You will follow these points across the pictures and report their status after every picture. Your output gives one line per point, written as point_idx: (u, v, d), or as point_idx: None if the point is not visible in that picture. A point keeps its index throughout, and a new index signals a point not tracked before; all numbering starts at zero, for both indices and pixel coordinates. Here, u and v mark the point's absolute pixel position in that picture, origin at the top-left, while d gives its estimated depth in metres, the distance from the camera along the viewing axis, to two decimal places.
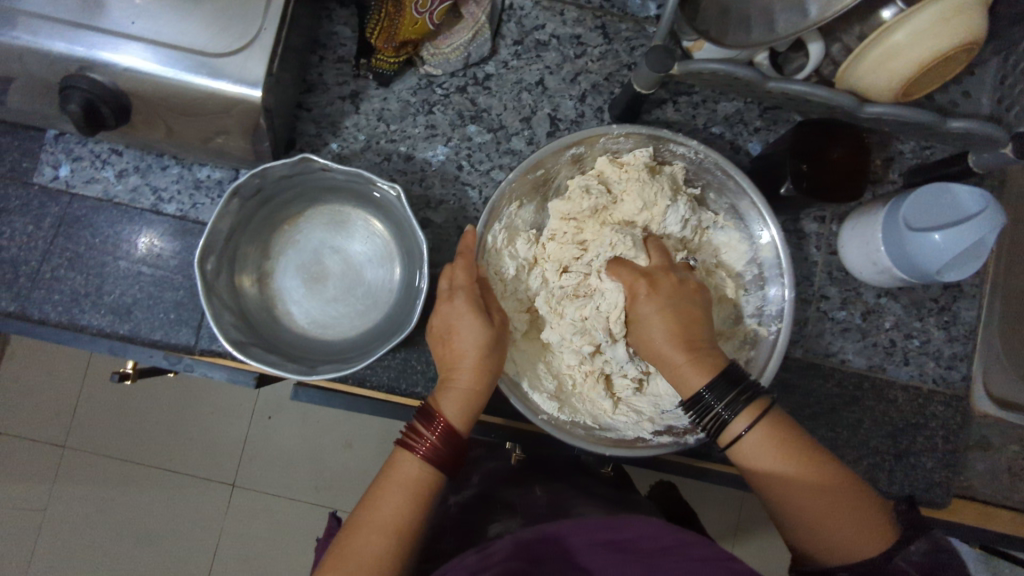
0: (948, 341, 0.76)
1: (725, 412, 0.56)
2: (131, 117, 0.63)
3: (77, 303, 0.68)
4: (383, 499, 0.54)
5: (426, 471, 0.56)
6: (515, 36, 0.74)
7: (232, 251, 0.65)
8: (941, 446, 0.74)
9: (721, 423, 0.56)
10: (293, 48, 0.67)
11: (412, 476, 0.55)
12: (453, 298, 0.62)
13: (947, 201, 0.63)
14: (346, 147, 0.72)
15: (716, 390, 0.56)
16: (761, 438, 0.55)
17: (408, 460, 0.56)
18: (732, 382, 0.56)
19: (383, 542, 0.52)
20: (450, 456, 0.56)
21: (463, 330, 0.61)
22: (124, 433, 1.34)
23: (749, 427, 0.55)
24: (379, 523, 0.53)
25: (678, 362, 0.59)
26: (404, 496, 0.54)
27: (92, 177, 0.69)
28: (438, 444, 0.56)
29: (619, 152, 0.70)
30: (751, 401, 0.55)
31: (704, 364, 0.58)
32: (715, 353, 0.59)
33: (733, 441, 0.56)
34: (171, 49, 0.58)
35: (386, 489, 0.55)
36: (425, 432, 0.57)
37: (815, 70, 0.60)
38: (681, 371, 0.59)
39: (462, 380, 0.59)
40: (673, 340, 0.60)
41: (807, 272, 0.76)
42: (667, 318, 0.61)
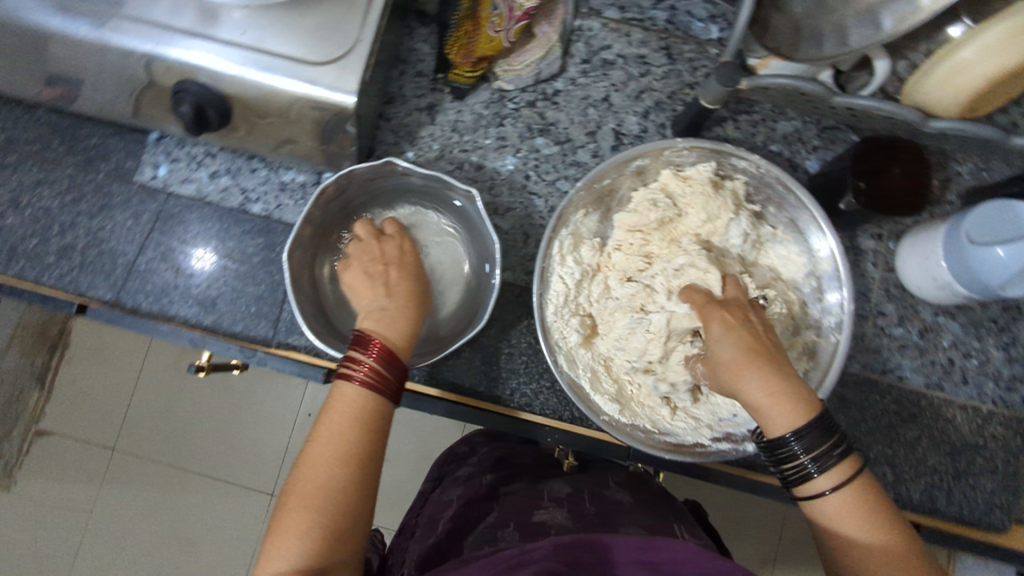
0: (1007, 362, 0.76)
1: (812, 466, 0.52)
2: (231, 120, 0.69)
3: (167, 293, 0.72)
4: (325, 436, 0.50)
5: (368, 397, 0.53)
6: (583, 55, 0.78)
7: (315, 247, 0.69)
8: (1001, 468, 0.74)
9: (805, 476, 0.52)
10: (379, 61, 0.72)
11: (356, 404, 0.52)
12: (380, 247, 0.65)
13: (1010, 218, 0.64)
14: (421, 155, 0.76)
15: (807, 438, 0.52)
16: (847, 500, 0.51)
17: (347, 388, 0.53)
18: (827, 430, 0.52)
19: (336, 470, 0.48)
20: (392, 375, 0.54)
21: (397, 269, 0.62)
22: (175, 435, 1.38)
23: (833, 487, 0.51)
24: (328, 452, 0.49)
25: (763, 395, 0.53)
26: (349, 428, 0.51)
27: (188, 177, 0.74)
28: (380, 368, 0.54)
29: (682, 165, 0.73)
30: (845, 457, 0.52)
31: (792, 396, 0.52)
32: (804, 389, 0.54)
33: (815, 497, 0.52)
34: (275, 58, 0.63)
35: (327, 423, 0.51)
36: (363, 359, 0.54)
37: (880, 87, 0.63)
38: (767, 401, 0.53)
39: (387, 303, 0.59)
40: (752, 361, 0.53)
41: (864, 289, 0.77)
42: (742, 340, 0.55)
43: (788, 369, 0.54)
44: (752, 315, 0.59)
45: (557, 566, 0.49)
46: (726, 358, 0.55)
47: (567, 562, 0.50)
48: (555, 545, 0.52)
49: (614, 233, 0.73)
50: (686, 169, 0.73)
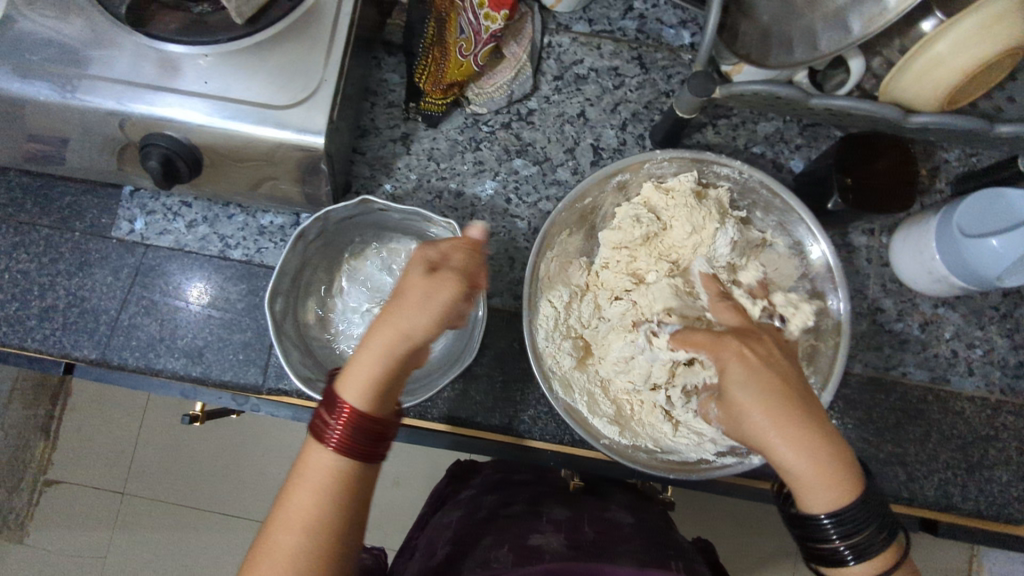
0: (1012, 349, 0.74)
1: (848, 556, 0.48)
2: (202, 170, 0.68)
3: (152, 347, 0.71)
4: (292, 500, 0.46)
5: (339, 463, 0.47)
6: (555, 72, 0.77)
7: (296, 290, 0.68)
8: (1015, 458, 0.72)
9: (841, 560, 0.49)
10: (348, 96, 0.71)
11: (325, 469, 0.47)
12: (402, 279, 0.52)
13: (1001, 205, 0.64)
14: (399, 187, 0.75)
15: (844, 525, 0.47)
16: None
17: (318, 452, 0.48)
18: (867, 518, 0.47)
19: (297, 539, 0.45)
20: (365, 441, 0.48)
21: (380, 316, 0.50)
22: (182, 477, 1.37)
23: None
24: (293, 521, 0.45)
25: (795, 465, 0.48)
26: (318, 494, 0.46)
27: (165, 228, 0.74)
28: (349, 432, 0.47)
29: (663, 176, 0.72)
30: (886, 547, 0.48)
31: (832, 471, 0.47)
32: (849, 459, 0.48)
33: None
34: (242, 105, 0.62)
35: (297, 488, 0.47)
36: (332, 419, 0.48)
37: (857, 85, 0.61)
38: (809, 476, 0.47)
39: (372, 364, 0.49)
40: (787, 427, 0.48)
41: (860, 286, 0.75)
42: (774, 397, 0.49)
43: (829, 429, 0.48)
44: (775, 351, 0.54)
45: None
46: (747, 407, 0.50)
47: None
48: None
49: (600, 252, 0.72)
50: (669, 180, 0.71)
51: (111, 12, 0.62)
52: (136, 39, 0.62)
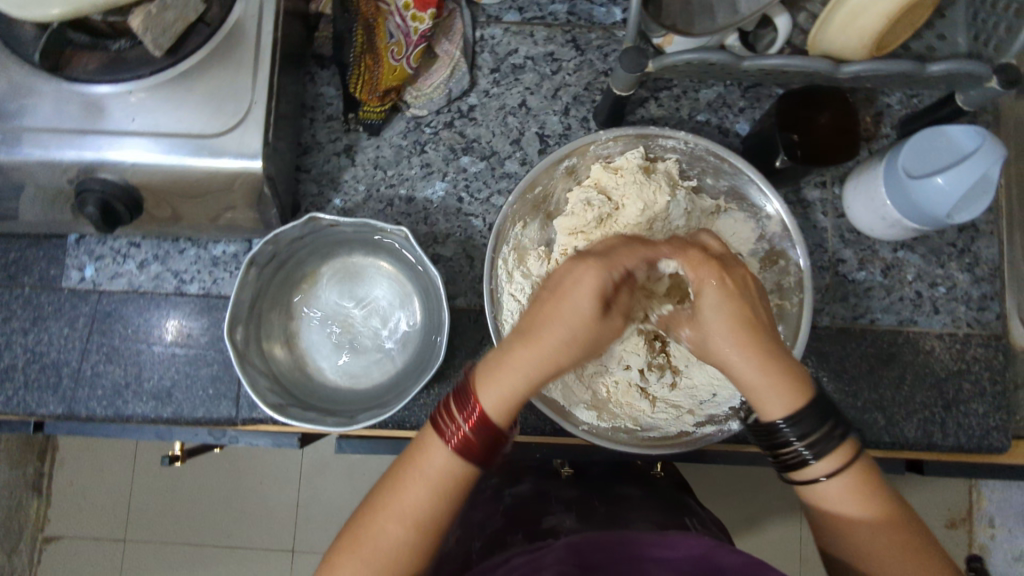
0: (975, 283, 0.75)
1: (806, 452, 0.49)
2: (144, 208, 0.66)
3: (119, 394, 0.70)
4: (406, 495, 0.48)
5: (452, 465, 0.49)
6: (491, 65, 0.76)
7: (256, 318, 0.67)
8: (990, 390, 0.73)
9: (801, 460, 0.49)
10: (283, 115, 0.70)
11: (438, 470, 0.49)
12: (553, 295, 0.52)
13: (942, 143, 0.64)
14: (348, 200, 0.74)
15: (800, 424, 0.48)
16: (846, 487, 0.48)
17: (437, 448, 0.49)
18: (823, 417, 0.48)
19: (403, 533, 0.47)
20: (487, 451, 0.49)
21: (578, 327, 0.50)
22: (181, 518, 1.35)
23: (830, 474, 0.48)
24: (397, 516, 0.47)
25: (757, 380, 0.49)
26: (427, 494, 0.48)
27: (116, 272, 0.72)
28: (472, 438, 0.48)
29: (611, 156, 0.71)
30: (841, 445, 0.48)
31: (784, 379, 0.49)
32: (803, 373, 0.50)
33: (812, 482, 0.49)
34: (174, 138, 0.61)
35: (411, 483, 0.48)
36: (460, 418, 0.49)
37: (787, 41, 0.61)
38: (760, 382, 0.49)
39: (520, 381, 0.49)
40: (737, 334, 0.50)
41: (819, 239, 0.75)
42: (732, 307, 0.51)
43: (789, 360, 0.50)
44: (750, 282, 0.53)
45: None
46: (717, 339, 0.51)
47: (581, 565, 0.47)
48: (567, 549, 0.49)
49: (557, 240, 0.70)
50: (616, 160, 0.71)
51: (26, 59, 0.61)
52: (55, 85, 0.61)
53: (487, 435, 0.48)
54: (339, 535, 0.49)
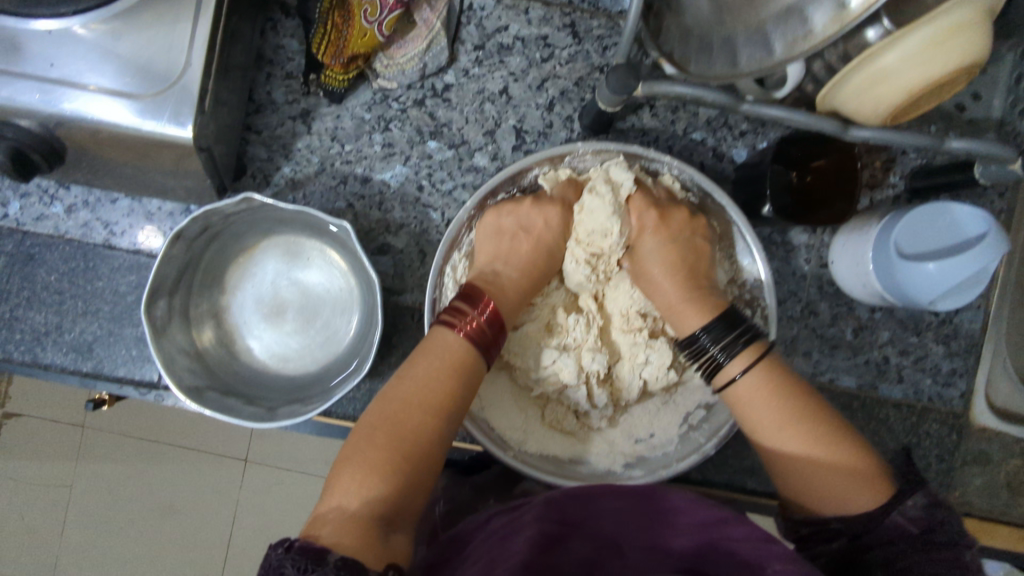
0: (947, 356, 0.72)
1: (720, 354, 0.55)
2: (65, 158, 0.60)
3: (38, 341, 0.67)
4: (424, 377, 0.51)
5: (465, 351, 0.54)
6: (475, 41, 0.68)
7: (183, 289, 0.63)
8: (934, 466, 0.71)
9: (716, 364, 0.55)
10: (234, 68, 0.63)
11: (454, 352, 0.53)
12: (507, 218, 0.63)
13: (943, 223, 0.58)
14: (299, 171, 0.68)
15: (713, 333, 0.56)
16: (756, 386, 0.53)
17: (450, 338, 0.54)
18: (734, 325, 0.56)
19: (427, 417, 0.50)
20: (491, 343, 0.55)
21: (530, 241, 0.63)
22: (111, 428, 1.25)
23: (743, 372, 0.54)
24: (426, 397, 0.50)
25: (675, 300, 0.61)
26: (449, 379, 0.52)
27: (42, 213, 0.68)
28: (484, 329, 0.55)
29: (586, 169, 0.66)
30: (749, 345, 0.54)
31: (699, 302, 0.59)
32: (711, 295, 0.60)
33: (728, 386, 0.55)
34: (94, 93, 0.55)
35: (426, 367, 0.52)
36: (474, 312, 0.55)
37: (797, 87, 0.54)
38: (676, 304, 0.61)
39: (514, 283, 0.61)
40: (668, 272, 0.62)
41: (795, 287, 0.71)
42: (666, 250, 0.62)
43: (699, 282, 0.62)
44: (688, 219, 0.64)
45: (552, 530, 0.45)
46: (650, 266, 0.63)
47: (561, 521, 0.46)
48: (546, 505, 0.48)
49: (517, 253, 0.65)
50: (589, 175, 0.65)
51: None
52: None
53: (498, 327, 0.56)
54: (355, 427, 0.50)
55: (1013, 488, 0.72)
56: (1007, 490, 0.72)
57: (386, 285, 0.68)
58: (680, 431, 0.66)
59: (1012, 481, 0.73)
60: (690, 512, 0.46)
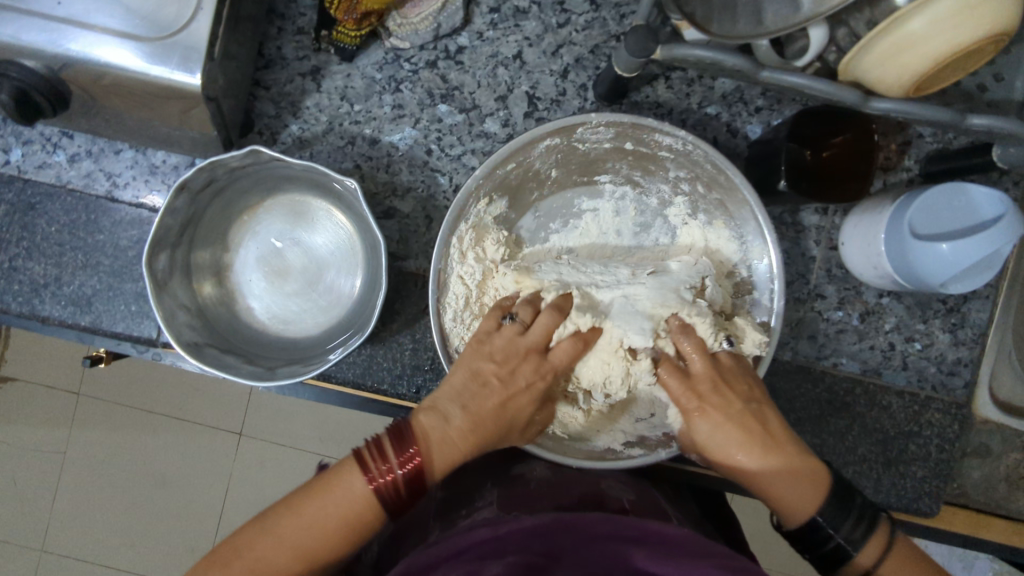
0: (954, 346, 0.71)
1: (823, 521, 0.50)
2: (70, 103, 0.59)
3: (37, 293, 0.66)
4: (314, 524, 0.46)
5: (364, 504, 0.47)
6: (491, 3, 0.67)
7: (186, 244, 0.62)
8: (935, 456, 0.70)
9: (844, 555, 0.49)
10: (245, 20, 0.61)
11: (355, 506, 0.46)
12: (484, 379, 0.54)
13: (962, 204, 0.57)
14: (306, 129, 0.67)
15: (833, 517, 0.50)
16: (894, 573, 0.48)
17: (359, 487, 0.47)
18: (846, 503, 0.50)
19: (295, 569, 0.45)
20: (403, 502, 0.47)
21: (498, 391, 0.54)
22: (106, 393, 1.24)
23: (874, 561, 0.49)
24: (302, 543, 0.45)
25: (756, 471, 0.52)
26: (340, 534, 0.46)
27: (45, 162, 0.67)
28: (398, 480, 0.47)
29: (598, 143, 0.64)
30: (874, 527, 0.49)
31: (810, 482, 0.51)
32: (811, 455, 0.52)
33: (858, 574, 0.49)
34: (101, 33, 0.53)
35: (321, 512, 0.46)
36: (393, 461, 0.47)
37: (819, 57, 0.53)
38: (778, 496, 0.51)
39: (462, 432, 0.51)
40: (760, 452, 0.51)
41: (803, 269, 0.70)
42: (742, 448, 0.52)
43: (785, 444, 0.52)
44: (741, 390, 0.55)
45: (536, 560, 0.45)
46: (719, 453, 0.53)
47: (546, 552, 0.46)
48: (532, 532, 0.49)
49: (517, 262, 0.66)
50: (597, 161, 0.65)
51: None
52: None
53: (414, 491, 0.47)
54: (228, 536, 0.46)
55: (1013, 480, 0.72)
56: (1005, 484, 0.72)
57: (390, 250, 0.67)
58: None
59: (1011, 475, 0.72)
60: (682, 544, 0.45)
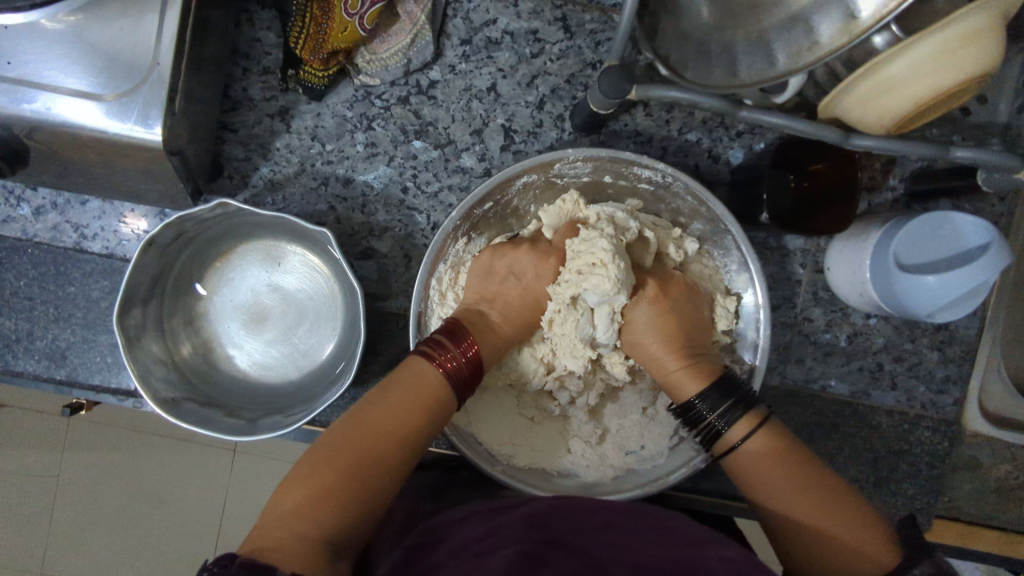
0: (942, 363, 0.71)
1: (720, 422, 0.54)
2: (29, 161, 0.57)
3: (9, 348, 0.65)
4: (396, 409, 0.50)
5: (439, 386, 0.52)
6: (462, 34, 0.65)
7: (158, 297, 0.61)
8: (925, 473, 0.71)
9: (718, 432, 0.54)
10: (207, 65, 0.59)
11: (430, 387, 0.52)
12: (485, 284, 0.60)
13: (947, 234, 0.56)
14: (277, 171, 0.65)
15: (709, 400, 0.55)
16: (756, 450, 0.53)
17: (427, 369, 0.53)
18: (726, 391, 0.55)
19: (392, 451, 0.48)
20: (466, 383, 0.54)
21: (518, 291, 0.60)
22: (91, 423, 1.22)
23: (745, 438, 0.53)
24: (390, 424, 0.49)
25: (671, 369, 0.58)
26: (419, 411, 0.51)
27: (9, 216, 0.65)
28: (463, 367, 0.54)
29: (577, 175, 0.62)
30: (747, 412, 0.54)
31: (698, 369, 0.57)
32: (708, 364, 0.59)
33: (731, 453, 0.54)
34: (56, 94, 0.51)
35: (401, 398, 0.50)
36: (455, 349, 0.54)
37: (798, 92, 0.51)
38: (677, 374, 0.58)
39: (497, 328, 0.59)
40: (666, 340, 0.59)
41: (789, 293, 0.70)
42: (660, 331, 0.59)
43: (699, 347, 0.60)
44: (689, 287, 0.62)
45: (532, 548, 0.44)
46: (648, 338, 0.59)
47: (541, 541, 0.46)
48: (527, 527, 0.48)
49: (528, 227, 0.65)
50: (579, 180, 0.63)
51: None
52: None
53: (475, 369, 0.55)
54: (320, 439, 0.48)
55: (1002, 493, 0.73)
56: (995, 496, 0.73)
57: (368, 291, 0.66)
58: (669, 444, 0.65)
59: (1001, 488, 0.73)
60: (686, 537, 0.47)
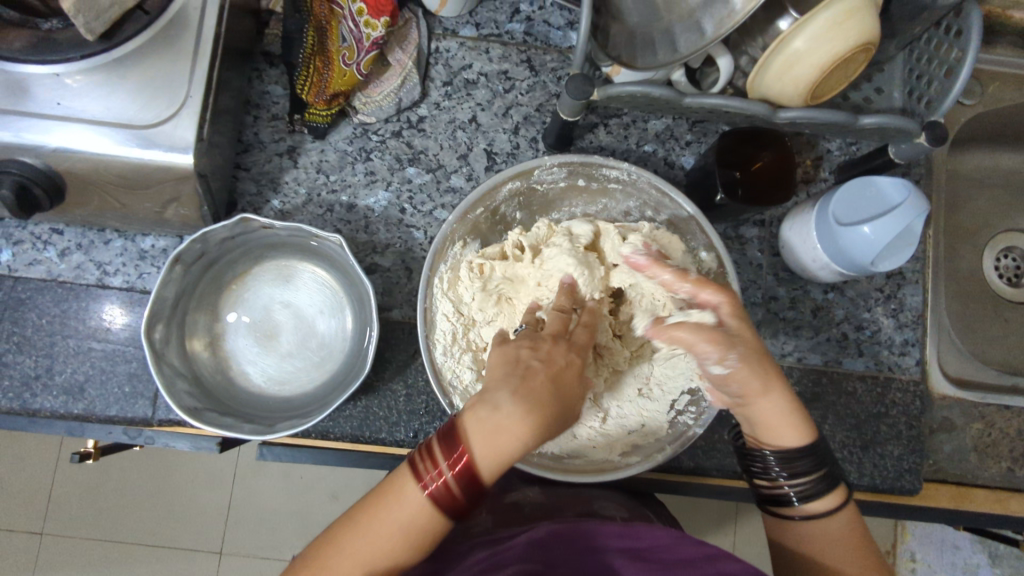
0: (899, 328, 0.78)
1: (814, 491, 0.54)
2: (65, 196, 0.63)
3: (27, 386, 0.67)
4: (375, 531, 0.43)
5: (424, 512, 0.43)
6: (443, 78, 0.76)
7: (179, 316, 0.65)
8: (906, 433, 0.76)
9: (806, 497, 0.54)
10: (226, 112, 0.68)
11: (412, 513, 0.43)
12: (500, 414, 0.43)
13: (872, 193, 0.66)
14: (287, 202, 0.73)
15: (811, 466, 0.54)
16: (843, 529, 0.54)
17: (415, 496, 0.43)
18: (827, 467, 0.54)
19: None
20: (460, 505, 0.43)
21: (547, 380, 0.46)
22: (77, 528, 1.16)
23: (831, 514, 0.54)
24: (362, 561, 0.42)
25: (777, 406, 0.55)
26: (402, 547, 0.43)
27: (35, 258, 0.69)
28: (453, 488, 0.43)
29: (553, 181, 0.71)
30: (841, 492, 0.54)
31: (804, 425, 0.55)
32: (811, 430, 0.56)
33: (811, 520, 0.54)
34: (99, 125, 0.58)
35: (380, 519, 0.44)
36: (444, 464, 0.43)
37: (729, 83, 0.62)
38: (782, 418, 0.55)
39: (513, 428, 0.43)
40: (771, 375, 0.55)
41: (754, 276, 0.78)
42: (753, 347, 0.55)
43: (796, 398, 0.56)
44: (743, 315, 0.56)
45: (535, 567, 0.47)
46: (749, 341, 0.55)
47: (546, 562, 0.48)
48: (531, 545, 0.50)
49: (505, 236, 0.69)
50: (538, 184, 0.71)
51: None
52: None
53: (471, 489, 0.43)
54: (298, 559, 0.44)
55: (980, 450, 0.77)
56: (975, 454, 0.77)
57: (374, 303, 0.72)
58: (667, 418, 0.69)
59: (978, 445, 0.78)
60: (673, 551, 0.48)
